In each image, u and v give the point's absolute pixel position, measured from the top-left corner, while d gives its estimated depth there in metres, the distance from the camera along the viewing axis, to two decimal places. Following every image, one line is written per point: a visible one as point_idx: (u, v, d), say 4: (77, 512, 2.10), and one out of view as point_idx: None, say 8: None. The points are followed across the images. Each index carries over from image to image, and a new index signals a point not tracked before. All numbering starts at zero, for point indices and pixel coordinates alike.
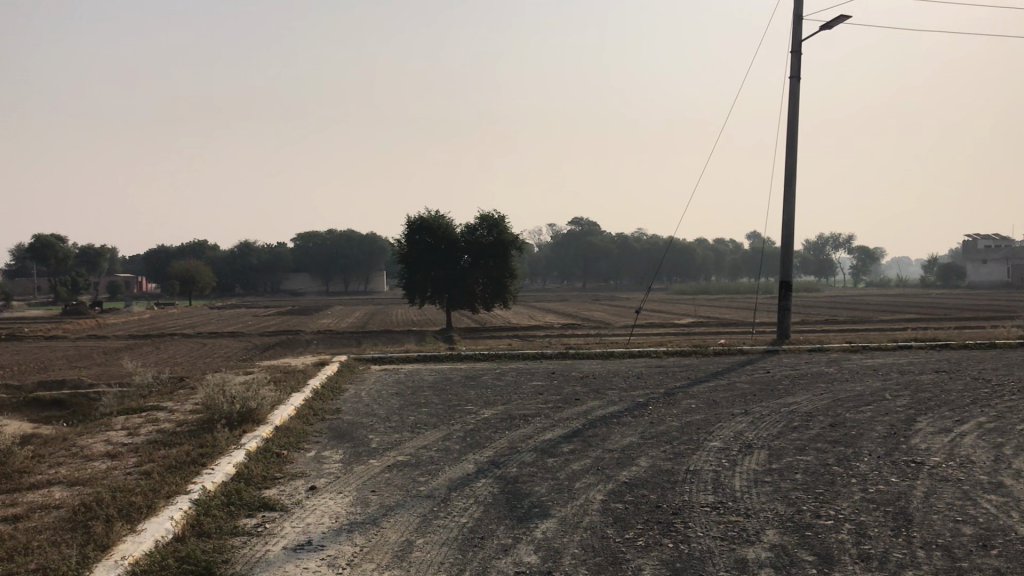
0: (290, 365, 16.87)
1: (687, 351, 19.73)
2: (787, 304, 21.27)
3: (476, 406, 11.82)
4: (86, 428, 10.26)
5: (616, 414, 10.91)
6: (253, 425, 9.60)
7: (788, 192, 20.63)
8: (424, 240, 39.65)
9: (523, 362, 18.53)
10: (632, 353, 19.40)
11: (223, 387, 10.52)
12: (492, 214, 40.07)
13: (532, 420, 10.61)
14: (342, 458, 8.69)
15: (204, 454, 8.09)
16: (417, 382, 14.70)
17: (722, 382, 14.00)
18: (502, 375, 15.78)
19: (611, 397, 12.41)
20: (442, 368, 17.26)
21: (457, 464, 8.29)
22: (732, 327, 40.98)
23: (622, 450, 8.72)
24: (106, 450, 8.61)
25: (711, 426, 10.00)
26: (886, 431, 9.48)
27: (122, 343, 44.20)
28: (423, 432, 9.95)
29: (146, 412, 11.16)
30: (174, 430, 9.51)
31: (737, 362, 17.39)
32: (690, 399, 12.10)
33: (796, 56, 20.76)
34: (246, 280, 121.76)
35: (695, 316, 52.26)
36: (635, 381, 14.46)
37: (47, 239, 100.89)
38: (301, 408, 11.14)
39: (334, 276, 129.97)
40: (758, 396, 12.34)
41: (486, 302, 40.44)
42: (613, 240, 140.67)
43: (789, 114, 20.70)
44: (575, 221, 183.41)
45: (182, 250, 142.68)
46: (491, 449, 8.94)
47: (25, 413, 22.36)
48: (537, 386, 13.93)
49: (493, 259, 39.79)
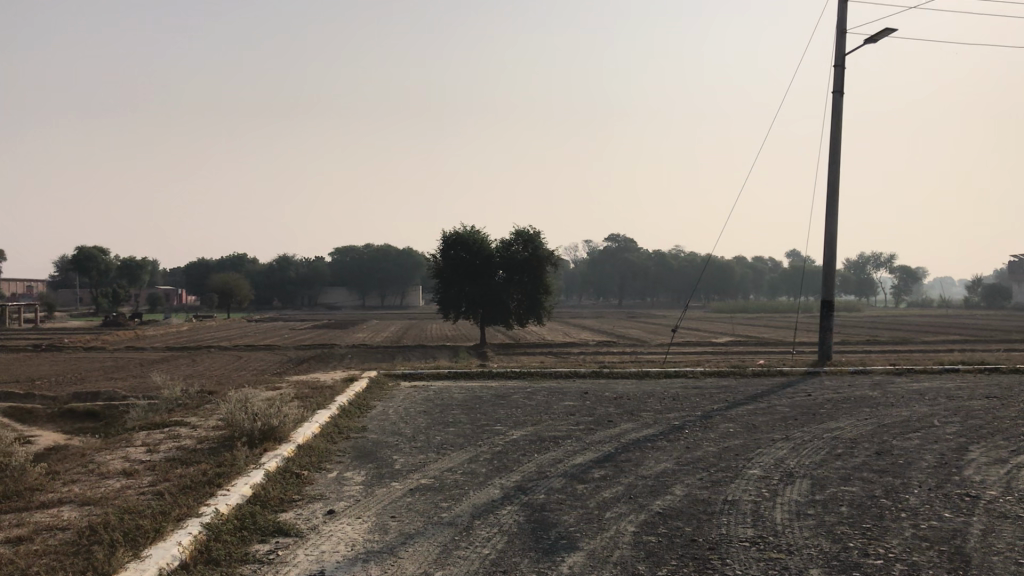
0: (318, 380, 16.65)
1: (726, 371, 19.19)
2: (828, 324, 20.68)
3: (505, 427, 11.46)
4: (106, 443, 10.06)
5: (650, 438, 10.47)
6: (275, 443, 9.34)
7: (831, 210, 20.08)
8: (459, 255, 39.51)
9: (555, 380, 18.14)
10: (667, 373, 18.93)
11: (245, 403, 10.28)
12: (527, 230, 39.87)
13: (562, 442, 10.23)
14: (363, 480, 8.37)
15: (221, 474, 7.82)
16: (447, 400, 14.37)
17: (761, 405, 13.49)
18: (532, 394, 15.39)
19: (645, 419, 11.99)
20: (472, 386, 16.92)
21: (482, 488, 7.94)
22: (771, 346, 40.14)
23: (656, 477, 8.30)
24: (122, 467, 8.38)
25: (750, 452, 9.56)
26: (937, 461, 8.96)
27: (158, 355, 44.46)
28: (449, 453, 9.61)
29: (168, 427, 10.94)
30: (194, 447, 9.26)
31: (776, 384, 16.81)
32: (728, 423, 11.64)
33: (839, 71, 20.25)
34: (285, 293, 122.71)
35: (734, 335, 51.45)
36: (670, 402, 14.01)
37: (91, 251, 102.37)
38: (325, 426, 10.86)
39: (371, 291, 130.48)
40: (798, 421, 11.84)
41: (520, 319, 40.01)
42: (650, 257, 139.78)
43: (832, 132, 20.18)
44: (613, 237, 182.69)
45: (221, 264, 144.15)
46: (519, 473, 8.58)
47: (58, 424, 22.36)
48: (569, 407, 13.52)
49: (528, 275, 39.41)
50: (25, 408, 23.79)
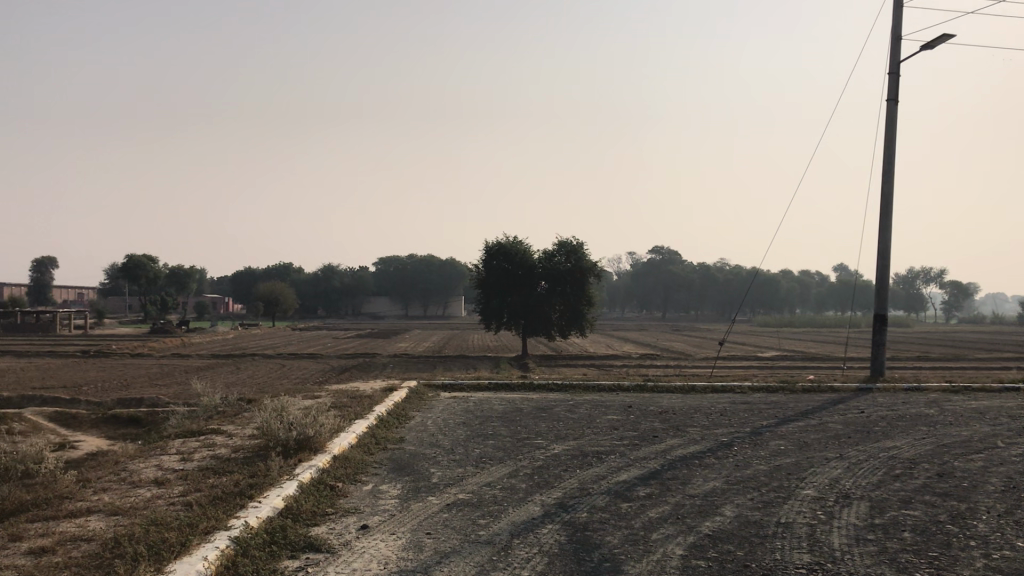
0: (358, 389, 16.45)
1: (774, 387, 18.62)
2: (881, 339, 20.02)
3: (546, 441, 11.12)
4: (141, 451, 9.91)
5: (697, 454, 10.08)
6: (310, 453, 9.11)
7: (884, 221, 19.46)
8: (501, 265, 39.33)
9: (598, 394, 17.75)
10: (714, 387, 18.42)
11: (282, 412, 10.07)
12: (570, 241, 39.52)
13: (605, 458, 9.88)
14: (400, 493, 8.09)
15: (253, 485, 7.60)
16: (487, 412, 14.07)
17: (811, 422, 13.00)
18: (574, 407, 15.02)
19: (691, 435, 11.58)
20: (514, 397, 16.58)
21: (521, 505, 7.62)
22: (820, 362, 39.24)
23: (704, 497, 7.91)
24: (154, 476, 8.19)
25: (803, 471, 9.12)
26: (1004, 484, 8.46)
27: (203, 362, 44.79)
28: (488, 467, 9.30)
29: (204, 435, 10.77)
30: (228, 456, 9.08)
31: (827, 400, 16.23)
32: (779, 441, 11.17)
33: (894, 78, 19.68)
34: (329, 302, 123.61)
35: (780, 349, 50.47)
36: (718, 418, 13.56)
37: (139, 259, 103.83)
38: (363, 437, 10.62)
39: (414, 300, 130.82)
40: (852, 439, 11.34)
41: (562, 330, 39.52)
42: (695, 269, 138.40)
43: (886, 143, 19.58)
44: (656, 249, 181.41)
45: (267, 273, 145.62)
46: (561, 489, 8.24)
47: (101, 430, 22.43)
48: (613, 421, 13.13)
49: (571, 286, 38.99)
50: (70, 413, 23.99)
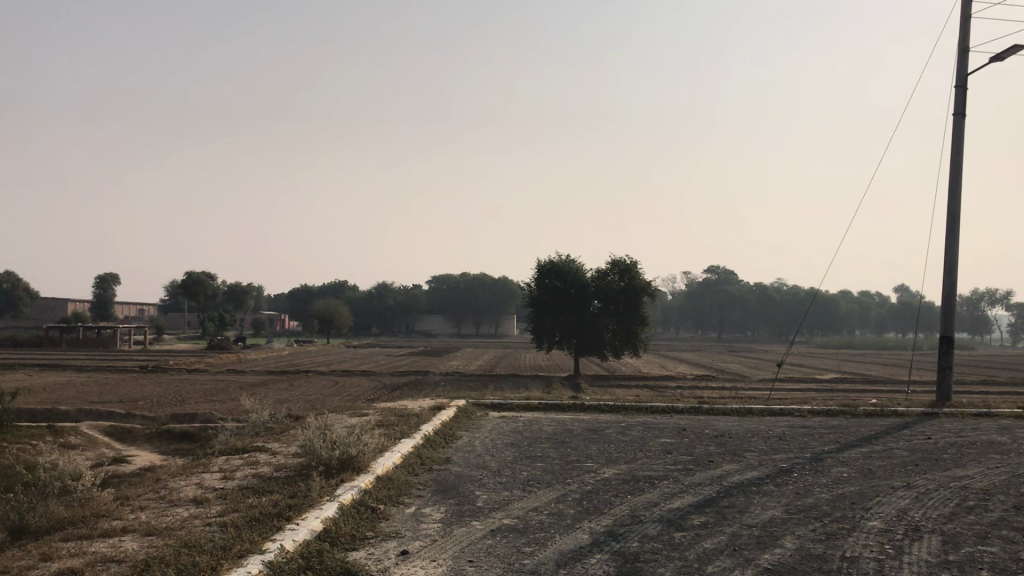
0: (406, 407, 16.22)
1: (835, 410, 17.95)
2: (948, 362, 19.23)
3: (596, 464, 10.74)
4: (184, 468, 9.80)
5: (755, 481, 9.63)
6: (353, 473, 8.86)
7: (950, 240, 18.74)
8: (553, 284, 39.12)
9: (651, 415, 17.28)
10: (771, 411, 17.83)
11: (326, 429, 9.86)
12: (623, 260, 39.07)
13: (659, 483, 9.47)
14: (443, 518, 7.80)
15: (291, 507, 7.37)
16: (536, 433, 13.73)
17: (876, 448, 12.42)
18: (627, 429, 14.61)
19: (748, 460, 11.12)
20: (564, 418, 16.22)
21: (569, 533, 7.27)
22: (881, 385, 38.14)
23: (763, 527, 7.48)
24: (193, 495, 8.02)
25: (868, 501, 8.63)
26: None
27: (258, 378, 45.16)
28: (535, 492, 8.96)
29: (249, 453, 10.63)
30: (270, 476, 8.88)
31: (890, 425, 15.55)
32: (841, 467, 10.65)
33: (960, 91, 18.99)
34: (383, 320, 124.32)
35: (839, 372, 49.25)
36: (776, 442, 13.04)
37: (198, 276, 105.61)
38: (407, 456, 10.39)
39: (466, 319, 130.96)
40: (920, 466, 10.78)
41: (616, 350, 38.88)
42: (751, 290, 136.51)
43: (952, 158, 18.88)
44: (711, 270, 179.43)
45: (323, 290, 147.17)
46: (612, 516, 7.87)
47: (154, 446, 22.58)
48: (666, 444, 12.70)
49: (624, 305, 38.46)
50: (123, 427, 24.22)
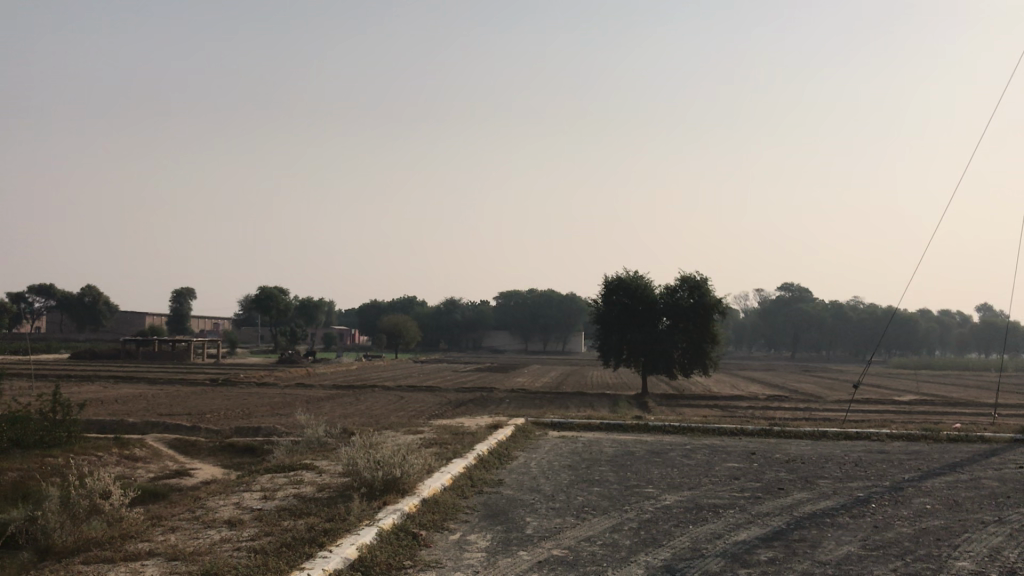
0: (463, 426, 15.78)
1: (917, 435, 16.91)
2: None
3: (657, 490, 10.13)
4: (228, 486, 9.52)
5: (829, 512, 8.93)
6: (397, 495, 8.44)
7: None
8: (622, 300, 38.49)
9: (718, 438, 16.53)
10: (848, 434, 16.89)
11: (371, 448, 9.48)
12: (693, 277, 38.15)
13: (724, 513, 8.80)
14: (488, 546, 7.30)
15: (326, 532, 6.94)
16: (596, 454, 13.15)
17: (961, 477, 11.51)
18: (693, 452, 13.90)
19: (822, 489, 10.36)
20: (626, 440, 15.59)
21: (623, 567, 6.70)
22: (965, 408, 36.40)
23: (838, 565, 6.82)
24: (230, 516, 7.68)
25: (955, 537, 7.85)
26: None
27: (324, 392, 45.39)
28: (590, 519, 8.40)
29: (294, 471, 10.31)
30: (312, 497, 8.52)
31: (977, 452, 14.55)
32: (924, 498, 9.86)
33: None
34: (451, 336, 124.53)
35: (919, 394, 47.21)
36: (853, 469, 12.23)
37: (271, 291, 107.47)
38: (458, 478, 9.93)
39: (534, 335, 130.44)
40: (1011, 500, 9.87)
41: (685, 368, 37.89)
42: (825, 308, 132.90)
43: None
44: (784, 286, 175.73)
45: (392, 305, 148.40)
46: (670, 549, 7.27)
47: (217, 460, 22.58)
48: (732, 469, 11.99)
49: (694, 323, 37.47)
50: (188, 441, 24.30)
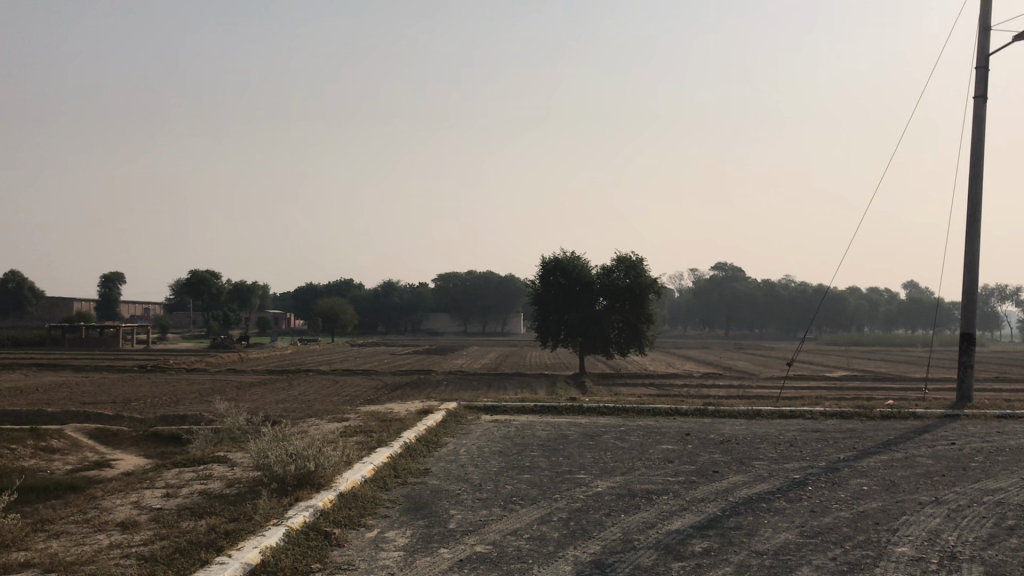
0: (390, 411, 15.20)
1: (850, 412, 16.85)
2: (967, 360, 18.13)
3: (590, 476, 9.73)
4: (129, 483, 8.85)
5: (764, 496, 8.63)
6: (311, 491, 7.90)
7: (970, 231, 17.59)
8: (558, 281, 38.12)
9: (653, 419, 16.25)
10: (782, 413, 16.77)
11: (282, 440, 8.88)
12: (629, 256, 38.04)
13: (657, 500, 8.44)
14: (407, 544, 6.77)
15: (228, 534, 6.40)
16: (528, 439, 12.73)
17: (896, 457, 11.33)
18: (627, 434, 13.56)
19: (757, 472, 10.08)
20: (560, 423, 15.20)
21: (550, 564, 6.25)
22: (894, 384, 37.05)
23: (776, 555, 6.47)
24: (124, 517, 7.04)
25: (894, 521, 7.59)
26: None
27: (256, 378, 44.30)
28: (517, 510, 7.94)
29: (205, 466, 9.66)
30: (218, 493, 7.93)
31: (909, 429, 14.51)
32: (861, 479, 9.63)
33: (982, 73, 16.90)
34: (389, 318, 123.22)
35: (849, 370, 47.92)
36: (787, 449, 12.01)
37: (203, 275, 104.78)
38: (380, 468, 9.40)
39: (473, 316, 129.90)
40: (947, 478, 9.71)
41: (622, 348, 37.83)
42: (758, 286, 135.01)
43: (975, 147, 17.03)
44: (719, 266, 177.94)
45: (328, 288, 146.24)
46: (600, 542, 6.86)
47: (137, 450, 21.60)
48: (666, 451, 11.68)
49: (631, 303, 37.36)
50: (108, 430, 23.23)
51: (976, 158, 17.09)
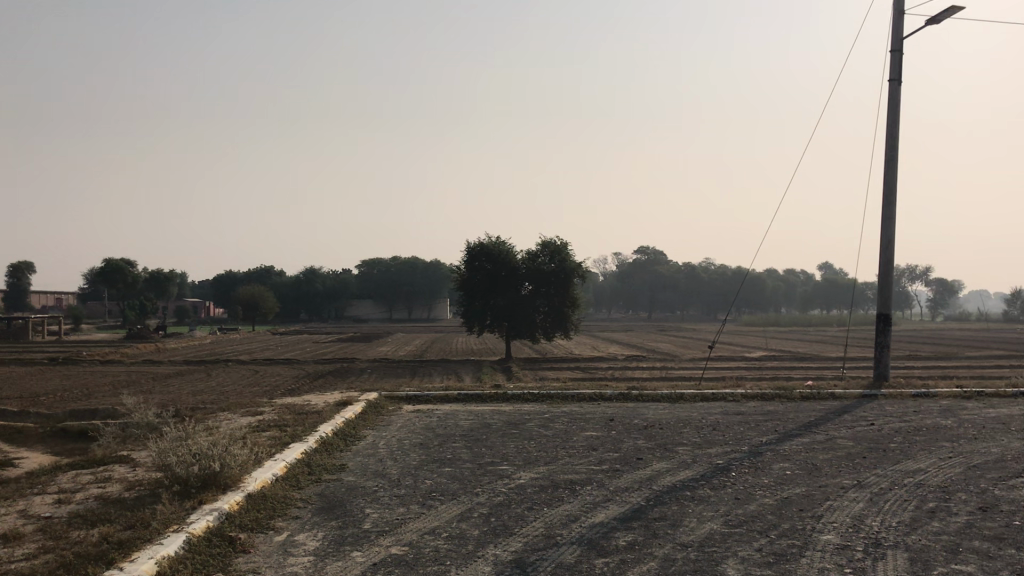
0: (309, 403, 14.73)
1: (771, 393, 16.98)
2: (883, 340, 18.46)
3: (512, 467, 9.47)
4: (19, 488, 8.26)
5: (689, 484, 8.49)
6: (216, 492, 7.46)
7: (886, 212, 17.86)
8: (484, 266, 37.61)
9: (577, 405, 16.12)
10: (705, 396, 16.79)
11: (186, 437, 8.38)
12: (553, 241, 37.98)
13: (580, 491, 8.21)
14: (319, 548, 6.41)
15: (121, 544, 5.94)
16: (450, 429, 12.42)
17: (817, 439, 11.34)
18: (551, 421, 13.36)
19: (681, 458, 9.95)
20: (484, 411, 14.93)
21: (469, 565, 5.96)
22: (812, 363, 37.81)
23: (701, 548, 6.30)
24: (7, 528, 6.50)
25: (818, 507, 7.52)
26: None
27: (173, 369, 42.89)
28: (436, 507, 7.62)
29: (105, 467, 9.11)
30: (115, 498, 7.43)
31: (829, 410, 14.65)
32: (784, 463, 9.59)
33: (897, 56, 17.09)
34: (312, 305, 121.28)
35: (769, 350, 48.82)
36: (711, 433, 11.95)
37: (117, 263, 101.16)
38: (293, 466, 8.97)
39: (397, 302, 128.76)
40: (868, 459, 9.73)
41: (548, 332, 37.89)
42: (680, 270, 137.16)
43: (889, 129, 17.23)
44: (642, 249, 180.24)
45: (249, 275, 143.17)
46: (521, 539, 6.59)
47: (43, 448, 20.58)
48: (591, 438, 11.49)
49: (556, 288, 37.40)
50: (12, 427, 22.12)
51: (892, 140, 17.29)
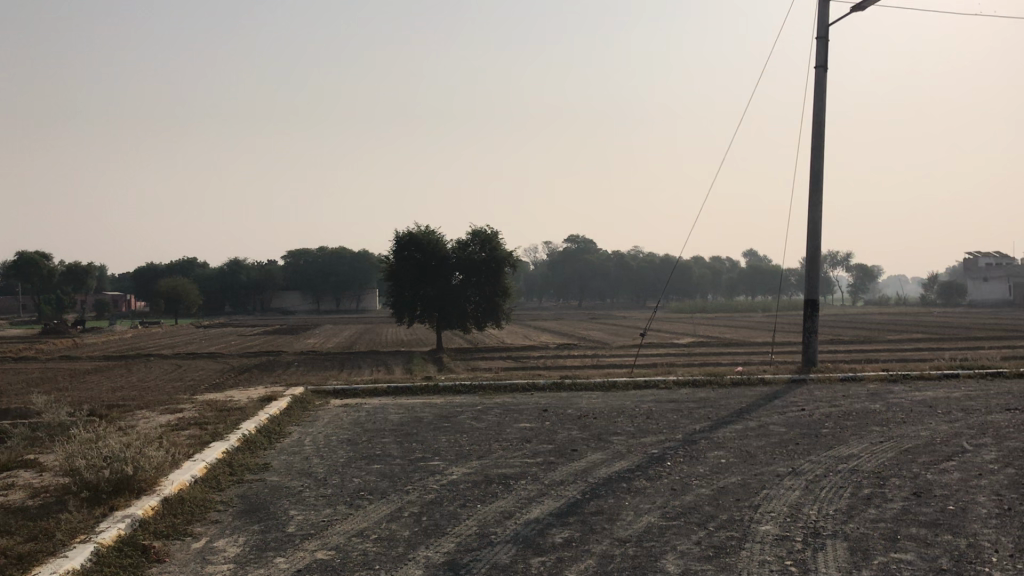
0: (232, 400, 14.20)
1: (703, 380, 16.99)
2: (812, 325, 18.60)
3: (443, 462, 9.19)
4: None
5: (625, 475, 8.32)
6: (129, 499, 7.01)
7: (812, 198, 18.01)
8: (413, 256, 37.03)
9: (509, 395, 15.89)
10: (637, 384, 16.72)
11: (96, 439, 7.88)
12: (483, 230, 37.71)
13: (514, 485, 7.98)
14: (240, 554, 6.05)
15: (19, 559, 5.47)
16: (379, 423, 12.07)
17: (750, 426, 11.31)
18: (483, 413, 13.10)
19: (616, 448, 9.79)
20: (414, 404, 14.58)
21: (399, 568, 5.67)
22: (740, 348, 38.27)
23: (640, 542, 6.11)
24: None
25: (755, 495, 7.42)
26: (987, 508, 6.85)
27: (90, 365, 41.39)
28: (365, 506, 7.30)
29: (7, 472, 8.54)
30: (18, 507, 6.93)
31: (761, 396, 14.70)
32: (719, 451, 9.50)
33: (822, 44, 17.22)
34: (237, 298, 118.81)
35: (697, 336, 49.31)
36: (645, 422, 11.82)
37: (31, 256, 97.46)
38: (214, 466, 8.55)
39: (325, 293, 127.02)
40: (802, 446, 9.71)
41: (479, 321, 37.71)
42: (608, 258, 138.11)
43: (816, 116, 17.35)
44: (572, 238, 181.14)
45: (171, 267, 139.55)
46: (453, 538, 6.32)
47: None
48: (524, 430, 11.25)
49: (487, 277, 37.22)
50: None
51: (818, 127, 17.43)
